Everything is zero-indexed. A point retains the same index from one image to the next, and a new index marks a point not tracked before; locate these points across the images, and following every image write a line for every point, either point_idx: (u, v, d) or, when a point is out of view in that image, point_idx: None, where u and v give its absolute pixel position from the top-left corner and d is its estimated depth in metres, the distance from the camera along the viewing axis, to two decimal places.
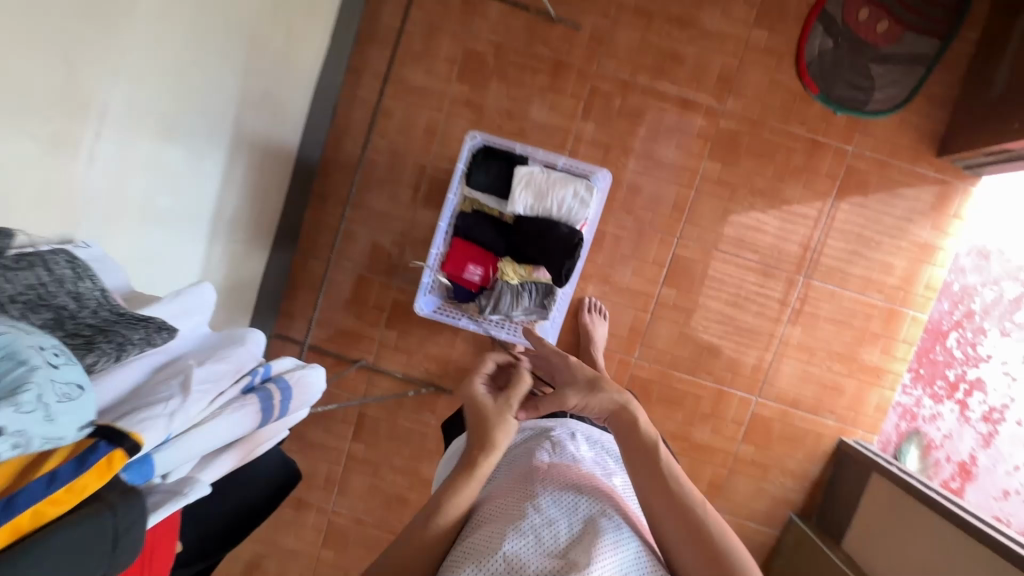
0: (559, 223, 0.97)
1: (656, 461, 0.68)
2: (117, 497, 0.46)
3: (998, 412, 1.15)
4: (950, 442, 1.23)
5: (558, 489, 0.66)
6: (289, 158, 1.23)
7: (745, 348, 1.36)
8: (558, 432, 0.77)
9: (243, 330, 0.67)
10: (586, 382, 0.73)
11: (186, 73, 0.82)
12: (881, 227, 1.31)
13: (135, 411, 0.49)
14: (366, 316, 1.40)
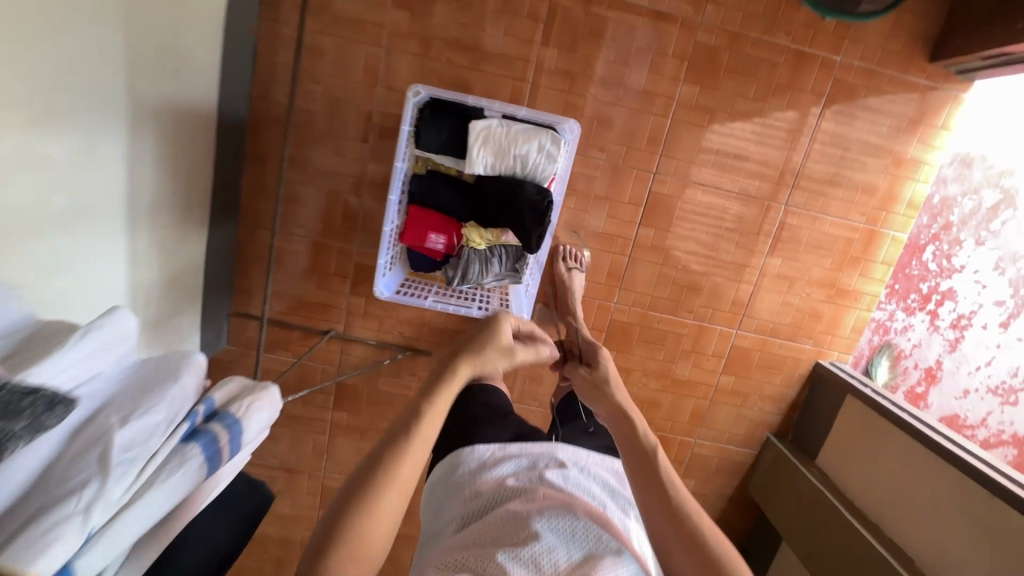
0: (525, 184, 0.86)
1: (652, 462, 0.70)
2: None
3: (965, 319, 1.25)
4: (919, 351, 1.33)
5: (553, 513, 0.65)
6: (209, 119, 1.06)
7: (725, 283, 1.32)
8: (545, 461, 0.76)
9: (177, 366, 0.60)
10: (596, 385, 0.82)
11: (45, 38, 0.64)
12: (866, 145, 1.24)
13: (40, 516, 0.43)
14: (328, 285, 1.31)
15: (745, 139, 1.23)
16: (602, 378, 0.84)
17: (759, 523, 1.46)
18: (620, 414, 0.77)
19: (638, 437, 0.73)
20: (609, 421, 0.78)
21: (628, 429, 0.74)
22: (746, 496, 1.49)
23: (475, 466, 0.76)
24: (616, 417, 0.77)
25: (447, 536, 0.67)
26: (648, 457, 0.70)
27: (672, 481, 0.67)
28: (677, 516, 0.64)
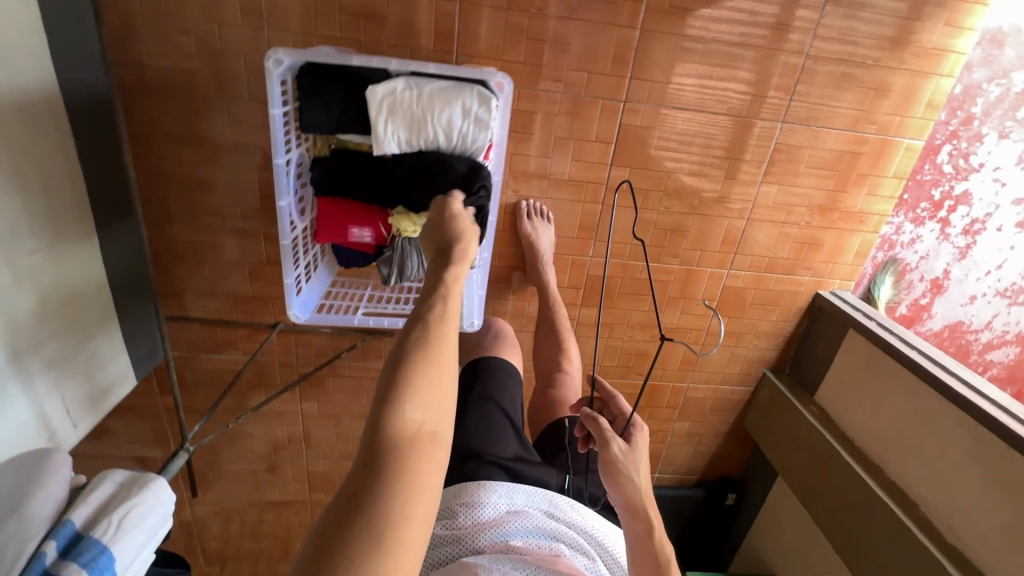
0: (454, 163, 0.72)
1: (662, 571, 0.69)
2: None
3: (978, 225, 1.25)
4: (927, 262, 1.31)
5: None
6: (61, 102, 0.83)
7: (713, 220, 1.16)
8: (556, 523, 0.79)
9: (24, 491, 0.59)
10: (626, 468, 0.74)
11: None
12: (882, 35, 1.01)
13: None
14: (264, 275, 1.15)
15: (733, 45, 1.00)
16: (634, 461, 0.75)
17: (756, 456, 1.44)
18: (638, 509, 0.72)
19: (652, 541, 0.71)
20: (622, 507, 0.73)
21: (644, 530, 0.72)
22: (743, 431, 1.45)
23: (472, 521, 0.77)
24: (634, 511, 0.72)
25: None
26: (658, 564, 0.70)
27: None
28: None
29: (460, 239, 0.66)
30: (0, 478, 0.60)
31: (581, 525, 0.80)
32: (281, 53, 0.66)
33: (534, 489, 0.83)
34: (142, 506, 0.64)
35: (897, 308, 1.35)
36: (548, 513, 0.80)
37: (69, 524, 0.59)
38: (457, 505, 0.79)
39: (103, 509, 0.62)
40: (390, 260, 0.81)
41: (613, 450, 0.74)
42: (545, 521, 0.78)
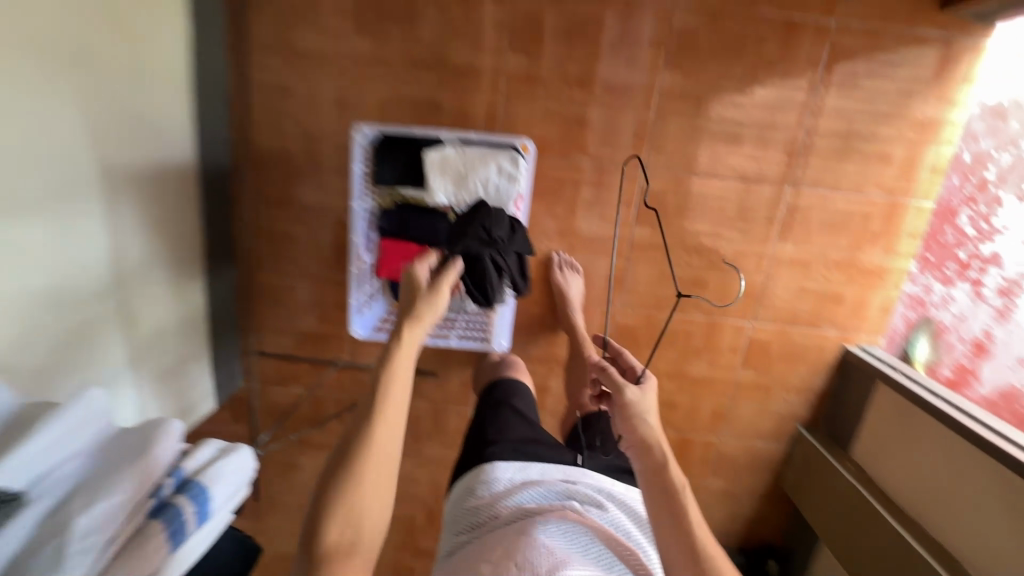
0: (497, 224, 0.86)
1: (676, 502, 0.69)
2: None
3: (1012, 286, 1.06)
4: (962, 323, 1.16)
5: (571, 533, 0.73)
6: (190, 172, 1.09)
7: (733, 274, 1.25)
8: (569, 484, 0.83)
9: (150, 434, 0.62)
10: (634, 409, 0.76)
11: (8, 134, 0.68)
12: (877, 111, 1.13)
13: None
14: (329, 316, 1.32)
15: (739, 121, 1.15)
16: (641, 404, 0.77)
17: (798, 520, 1.38)
18: (651, 448, 0.73)
19: (666, 474, 0.71)
20: (634, 452, 0.74)
21: (656, 467, 0.72)
22: (782, 492, 1.41)
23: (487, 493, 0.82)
24: (645, 451, 0.73)
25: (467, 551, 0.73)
26: (671, 497, 0.69)
27: (696, 527, 0.67)
28: (701, 572, 0.64)
29: (425, 302, 0.78)
30: (126, 438, 0.63)
31: (595, 488, 0.83)
32: (365, 127, 0.87)
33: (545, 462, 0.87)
34: (231, 469, 0.67)
35: (938, 369, 1.19)
36: (560, 481, 0.84)
37: (178, 473, 0.63)
38: (476, 485, 0.84)
39: (202, 467, 0.66)
40: None
41: (626, 394, 0.77)
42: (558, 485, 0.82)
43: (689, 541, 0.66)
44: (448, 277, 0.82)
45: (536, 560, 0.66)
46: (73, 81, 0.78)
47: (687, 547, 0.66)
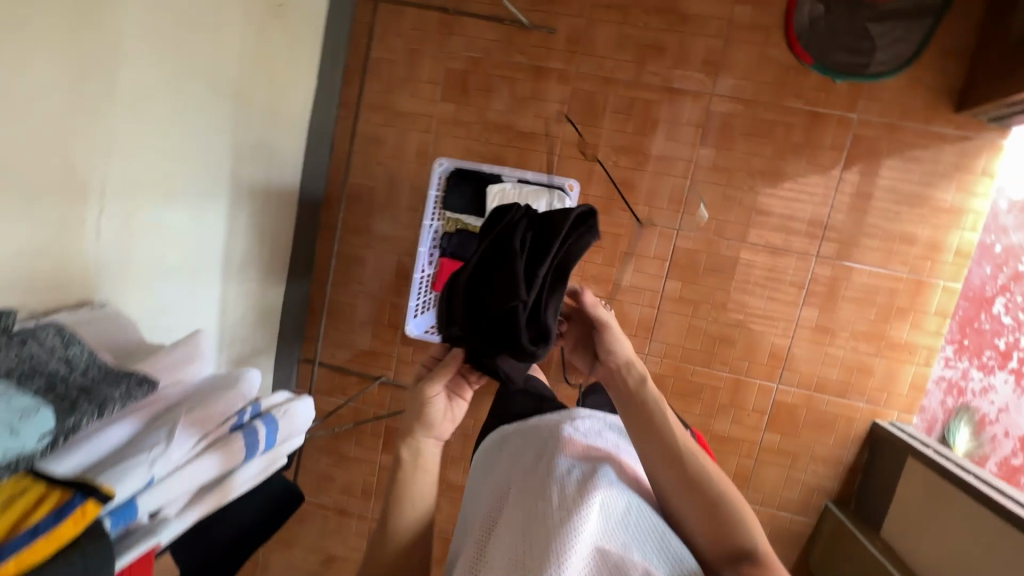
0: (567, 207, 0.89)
1: (650, 414, 0.64)
2: (91, 542, 0.47)
3: None
4: (1007, 416, 1.12)
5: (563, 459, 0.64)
6: (292, 195, 1.31)
7: (760, 335, 1.32)
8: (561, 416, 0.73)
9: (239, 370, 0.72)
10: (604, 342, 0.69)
11: (175, 141, 0.90)
12: (900, 196, 1.23)
13: (120, 461, 0.52)
14: (382, 335, 1.47)
15: (768, 194, 1.28)
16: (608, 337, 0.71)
17: None
18: (623, 371, 0.68)
19: (641, 387, 0.66)
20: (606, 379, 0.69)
21: (632, 386, 0.66)
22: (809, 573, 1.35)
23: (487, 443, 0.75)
24: (618, 373, 0.68)
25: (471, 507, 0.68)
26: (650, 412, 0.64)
27: (675, 431, 0.63)
28: (681, 472, 0.60)
29: (423, 416, 0.73)
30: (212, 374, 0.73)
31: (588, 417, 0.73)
32: (443, 160, 1.05)
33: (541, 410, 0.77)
34: (300, 411, 0.75)
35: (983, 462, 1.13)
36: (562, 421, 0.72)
37: (257, 403, 0.71)
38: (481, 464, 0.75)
39: (275, 405, 0.74)
40: None
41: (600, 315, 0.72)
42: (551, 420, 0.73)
43: (673, 451, 0.61)
44: (444, 377, 0.74)
45: (564, 492, 0.58)
46: (228, 112, 1.02)
47: (665, 454, 0.61)
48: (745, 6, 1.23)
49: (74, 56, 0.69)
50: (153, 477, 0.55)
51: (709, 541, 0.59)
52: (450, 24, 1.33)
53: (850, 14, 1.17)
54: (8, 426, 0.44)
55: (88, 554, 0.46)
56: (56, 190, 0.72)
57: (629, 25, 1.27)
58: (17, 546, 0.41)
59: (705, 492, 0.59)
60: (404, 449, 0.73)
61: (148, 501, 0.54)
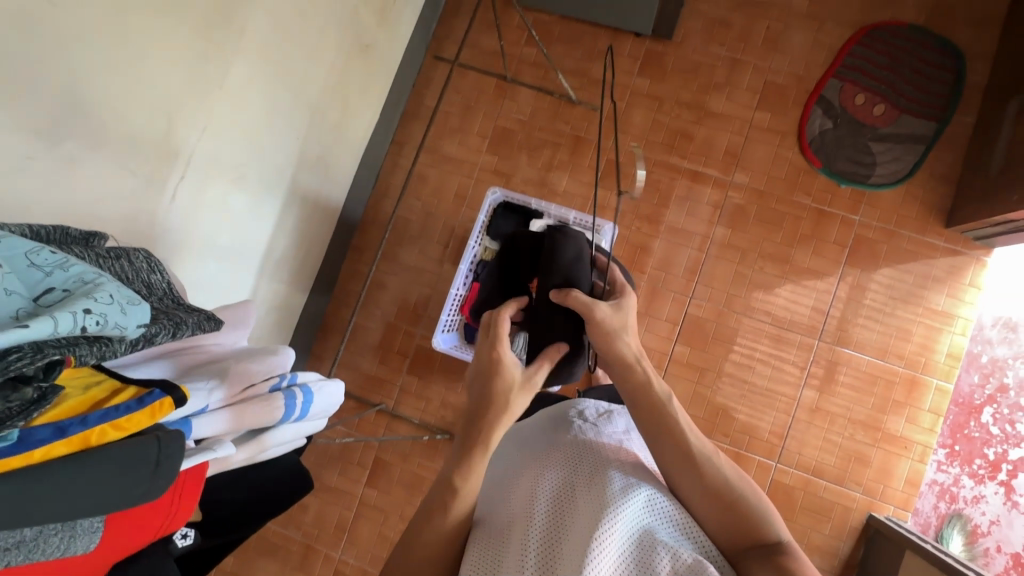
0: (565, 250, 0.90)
1: (666, 416, 0.68)
2: (162, 431, 0.44)
3: None
4: (1000, 530, 1.19)
5: (572, 460, 0.66)
6: (335, 212, 1.39)
7: (762, 411, 1.35)
8: (566, 416, 0.75)
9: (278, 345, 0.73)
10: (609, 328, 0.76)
11: (256, 135, 0.99)
12: (896, 296, 1.34)
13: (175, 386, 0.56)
14: (390, 362, 1.47)
15: (776, 276, 1.38)
16: (618, 324, 0.77)
17: None
18: (632, 368, 0.72)
19: (652, 391, 0.70)
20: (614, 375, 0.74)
21: (641, 382, 0.71)
22: None
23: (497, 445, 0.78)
24: (625, 368, 0.73)
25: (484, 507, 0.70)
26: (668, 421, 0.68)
27: (691, 436, 0.67)
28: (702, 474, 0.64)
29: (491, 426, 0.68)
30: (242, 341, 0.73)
31: (600, 407, 0.78)
32: (495, 191, 1.19)
33: (545, 412, 0.79)
34: (331, 390, 0.74)
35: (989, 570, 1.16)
36: (585, 406, 0.77)
37: (296, 373, 0.71)
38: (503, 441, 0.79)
39: (310, 380, 0.74)
40: None
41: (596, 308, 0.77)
42: (556, 421, 0.75)
43: (691, 453, 0.65)
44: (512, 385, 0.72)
45: (590, 504, 0.60)
46: (304, 121, 1.12)
47: (686, 457, 0.65)
48: (765, 112, 1.41)
49: (201, 39, 0.80)
50: (205, 407, 0.58)
51: (727, 535, 0.63)
52: (505, 90, 1.50)
53: (854, 133, 1.36)
54: (121, 305, 0.43)
55: (164, 441, 0.43)
56: (154, 147, 0.78)
57: (663, 113, 1.44)
58: (104, 416, 0.41)
59: (724, 498, 0.63)
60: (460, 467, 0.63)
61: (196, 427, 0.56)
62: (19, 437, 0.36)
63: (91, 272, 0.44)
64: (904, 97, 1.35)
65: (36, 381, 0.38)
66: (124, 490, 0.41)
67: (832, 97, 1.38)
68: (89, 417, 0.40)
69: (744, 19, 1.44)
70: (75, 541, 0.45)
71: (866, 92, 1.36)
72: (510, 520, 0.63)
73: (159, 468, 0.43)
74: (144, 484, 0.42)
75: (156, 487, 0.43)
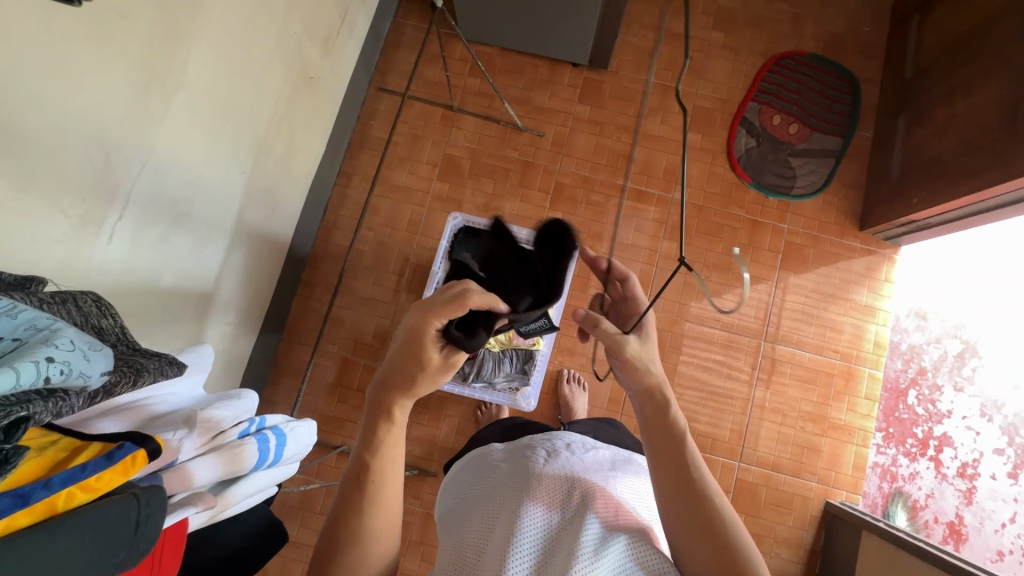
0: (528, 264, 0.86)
1: (678, 447, 0.62)
2: (139, 489, 0.41)
3: (971, 467, 1.30)
4: (935, 502, 1.32)
5: (561, 485, 0.65)
6: (283, 247, 1.32)
7: (720, 413, 1.42)
8: (560, 446, 0.74)
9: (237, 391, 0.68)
10: (641, 363, 0.67)
11: (200, 169, 0.94)
12: (827, 294, 1.47)
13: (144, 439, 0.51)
14: (349, 399, 1.40)
15: (722, 284, 1.47)
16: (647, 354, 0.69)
17: None
18: (654, 395, 0.66)
19: (668, 420, 0.64)
20: (635, 399, 0.67)
21: (657, 409, 0.65)
22: None
23: (481, 463, 0.76)
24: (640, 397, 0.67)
25: (453, 519, 0.68)
26: (674, 447, 0.63)
27: (700, 470, 0.61)
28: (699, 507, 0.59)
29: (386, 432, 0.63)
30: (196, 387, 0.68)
31: (592, 445, 0.79)
32: (456, 217, 1.31)
33: (539, 438, 0.78)
34: (302, 430, 0.71)
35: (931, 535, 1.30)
36: (572, 441, 0.78)
37: (263, 417, 0.67)
38: (478, 459, 0.78)
39: (279, 422, 0.70)
40: (472, 366, 1.20)
41: (626, 346, 0.67)
42: (549, 445, 0.74)
43: (694, 489, 0.60)
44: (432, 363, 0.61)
45: (575, 527, 0.59)
46: (250, 156, 1.08)
47: (685, 492, 0.60)
48: (696, 133, 1.52)
49: (140, 70, 0.76)
50: (177, 459, 0.53)
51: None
52: (452, 119, 1.53)
53: (775, 149, 1.50)
54: (83, 352, 0.40)
55: (145, 498, 0.40)
56: (90, 186, 0.73)
57: (605, 137, 1.52)
58: (69, 478, 0.36)
59: (716, 537, 0.58)
60: (373, 471, 0.61)
61: (166, 481, 0.51)
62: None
63: (43, 317, 0.40)
64: (813, 117, 1.51)
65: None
66: (105, 557, 0.37)
67: (753, 118, 1.52)
68: (52, 481, 0.36)
69: (670, 50, 1.56)
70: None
71: (781, 114, 1.51)
72: (488, 536, 0.60)
73: (139, 530, 0.40)
74: (124, 550, 0.39)
75: (135, 552, 0.40)
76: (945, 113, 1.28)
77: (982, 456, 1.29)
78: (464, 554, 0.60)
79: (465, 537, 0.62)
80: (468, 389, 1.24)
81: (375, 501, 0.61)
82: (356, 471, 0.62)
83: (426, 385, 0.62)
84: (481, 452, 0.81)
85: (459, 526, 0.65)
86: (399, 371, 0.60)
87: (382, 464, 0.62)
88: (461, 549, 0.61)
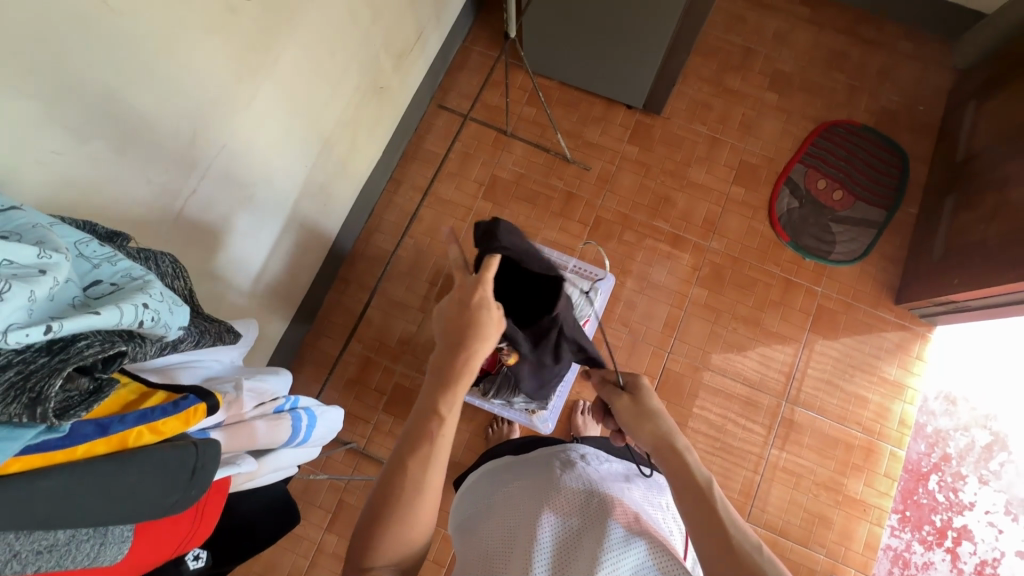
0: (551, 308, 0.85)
1: (704, 500, 0.60)
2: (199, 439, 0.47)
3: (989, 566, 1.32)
4: None
5: (579, 493, 0.64)
6: (327, 241, 1.37)
7: (731, 468, 1.39)
8: (574, 457, 0.72)
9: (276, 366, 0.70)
10: (639, 413, 0.72)
11: (270, 157, 1.00)
12: (855, 362, 1.45)
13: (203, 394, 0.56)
14: (365, 398, 1.42)
15: (747, 338, 1.46)
16: (649, 408, 0.72)
17: None
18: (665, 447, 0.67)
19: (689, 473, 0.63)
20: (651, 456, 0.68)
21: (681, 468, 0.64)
22: None
23: (496, 477, 0.75)
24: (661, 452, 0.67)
25: (476, 529, 0.67)
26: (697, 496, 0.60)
27: (727, 521, 0.58)
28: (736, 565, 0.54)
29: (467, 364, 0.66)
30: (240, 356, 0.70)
31: (604, 455, 0.77)
32: None
33: (550, 447, 0.77)
34: (332, 415, 0.72)
35: None
36: (587, 451, 0.76)
37: (299, 397, 0.69)
38: (495, 470, 0.77)
39: (313, 404, 0.72)
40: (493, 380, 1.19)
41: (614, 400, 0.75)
42: (564, 456, 0.73)
43: (729, 545, 0.56)
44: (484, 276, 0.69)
45: (599, 538, 0.58)
46: (315, 150, 1.14)
47: (716, 540, 0.56)
48: (739, 187, 1.55)
49: (236, 59, 0.83)
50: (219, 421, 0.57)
51: None
52: (504, 142, 1.58)
53: (817, 213, 1.52)
54: (168, 304, 0.45)
55: (202, 448, 0.45)
56: (174, 155, 0.78)
57: (649, 179, 1.55)
58: (140, 416, 0.43)
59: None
60: (441, 405, 0.64)
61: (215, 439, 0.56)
62: (67, 428, 0.39)
63: (138, 267, 0.45)
64: (857, 186, 1.53)
65: (94, 372, 0.41)
66: (167, 491, 0.43)
67: (799, 179, 1.54)
68: (128, 417, 0.42)
69: (723, 104, 1.60)
70: (104, 550, 0.44)
71: (827, 179, 1.54)
72: (512, 548, 0.59)
73: (195, 475, 0.45)
74: (180, 490, 0.44)
75: (190, 495, 0.45)
76: (994, 199, 1.28)
77: (1002, 555, 1.33)
78: (491, 564, 0.60)
79: (490, 549, 0.62)
80: (487, 403, 1.27)
81: (440, 435, 0.63)
82: (431, 404, 0.64)
83: (482, 286, 0.68)
84: (499, 462, 0.80)
85: (482, 536, 0.65)
86: (476, 303, 0.67)
87: (452, 402, 0.64)
88: (490, 548, 0.62)
